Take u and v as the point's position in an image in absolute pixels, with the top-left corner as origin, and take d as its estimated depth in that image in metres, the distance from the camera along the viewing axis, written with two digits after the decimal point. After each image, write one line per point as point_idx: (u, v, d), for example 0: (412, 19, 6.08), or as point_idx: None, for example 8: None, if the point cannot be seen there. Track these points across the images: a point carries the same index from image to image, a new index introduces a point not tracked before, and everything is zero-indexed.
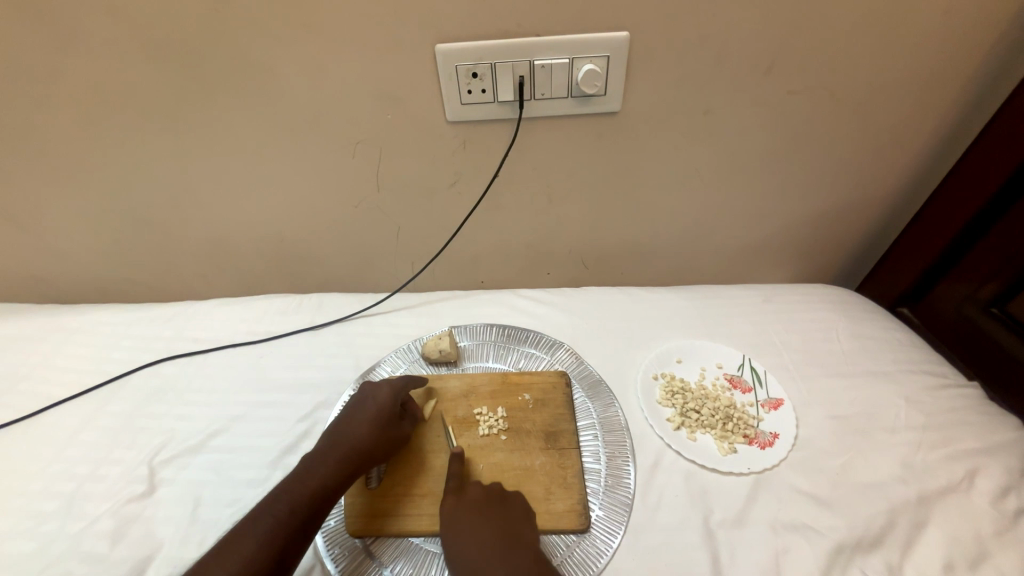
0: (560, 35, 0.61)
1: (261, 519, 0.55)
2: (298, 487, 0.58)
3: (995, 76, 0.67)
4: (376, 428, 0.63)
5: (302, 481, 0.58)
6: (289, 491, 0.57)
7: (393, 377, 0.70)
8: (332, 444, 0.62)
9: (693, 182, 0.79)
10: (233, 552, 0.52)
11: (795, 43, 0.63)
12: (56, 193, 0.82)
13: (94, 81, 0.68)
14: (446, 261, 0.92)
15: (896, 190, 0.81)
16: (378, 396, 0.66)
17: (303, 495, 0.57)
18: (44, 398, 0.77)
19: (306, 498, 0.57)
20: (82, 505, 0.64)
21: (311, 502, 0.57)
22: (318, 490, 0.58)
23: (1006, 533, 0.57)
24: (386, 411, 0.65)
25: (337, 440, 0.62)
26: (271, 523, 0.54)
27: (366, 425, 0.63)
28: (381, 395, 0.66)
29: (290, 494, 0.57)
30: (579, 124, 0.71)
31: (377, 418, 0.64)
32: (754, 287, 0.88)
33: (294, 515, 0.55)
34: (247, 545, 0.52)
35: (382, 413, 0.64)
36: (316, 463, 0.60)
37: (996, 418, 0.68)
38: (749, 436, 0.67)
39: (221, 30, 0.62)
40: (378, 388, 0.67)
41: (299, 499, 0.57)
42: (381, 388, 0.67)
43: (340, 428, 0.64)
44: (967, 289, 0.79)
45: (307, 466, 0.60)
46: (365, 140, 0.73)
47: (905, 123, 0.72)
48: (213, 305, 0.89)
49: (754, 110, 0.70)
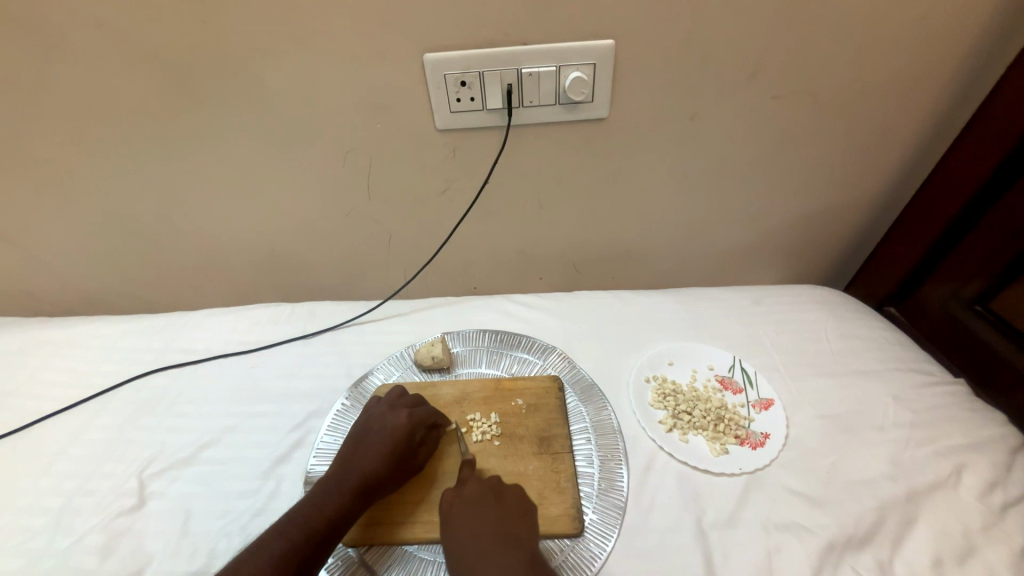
0: (546, 43, 0.62)
1: (275, 542, 0.54)
2: (314, 514, 0.57)
3: (972, 78, 0.68)
4: (392, 456, 0.61)
5: (318, 509, 0.57)
6: (304, 518, 0.56)
7: (410, 403, 0.68)
8: (348, 470, 0.61)
9: (680, 186, 0.80)
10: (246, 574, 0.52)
11: (777, 49, 0.64)
12: (45, 205, 0.82)
13: (83, 94, 0.68)
14: (438, 268, 0.92)
15: (880, 191, 0.82)
16: (395, 423, 0.64)
17: (319, 523, 0.56)
18: (33, 412, 0.76)
19: (321, 524, 0.56)
20: (69, 520, 0.64)
21: (326, 529, 0.56)
22: (333, 517, 0.57)
23: (993, 526, 0.57)
24: (404, 440, 0.63)
25: (353, 466, 0.61)
26: (285, 549, 0.54)
27: (383, 454, 0.61)
28: (399, 422, 0.64)
29: (305, 519, 0.56)
30: (567, 131, 0.72)
31: (395, 446, 0.62)
32: (743, 288, 0.89)
33: (309, 541, 0.55)
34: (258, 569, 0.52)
35: (398, 441, 0.62)
36: (333, 490, 0.59)
37: (982, 414, 0.69)
38: (741, 437, 0.68)
39: (211, 42, 0.63)
40: (396, 413, 0.65)
41: (314, 526, 0.56)
42: (398, 414, 0.65)
43: (357, 455, 0.62)
44: (952, 287, 0.80)
45: (322, 492, 0.59)
46: (355, 149, 0.74)
47: (886, 126, 0.74)
48: (204, 315, 0.89)
49: (739, 115, 0.71)
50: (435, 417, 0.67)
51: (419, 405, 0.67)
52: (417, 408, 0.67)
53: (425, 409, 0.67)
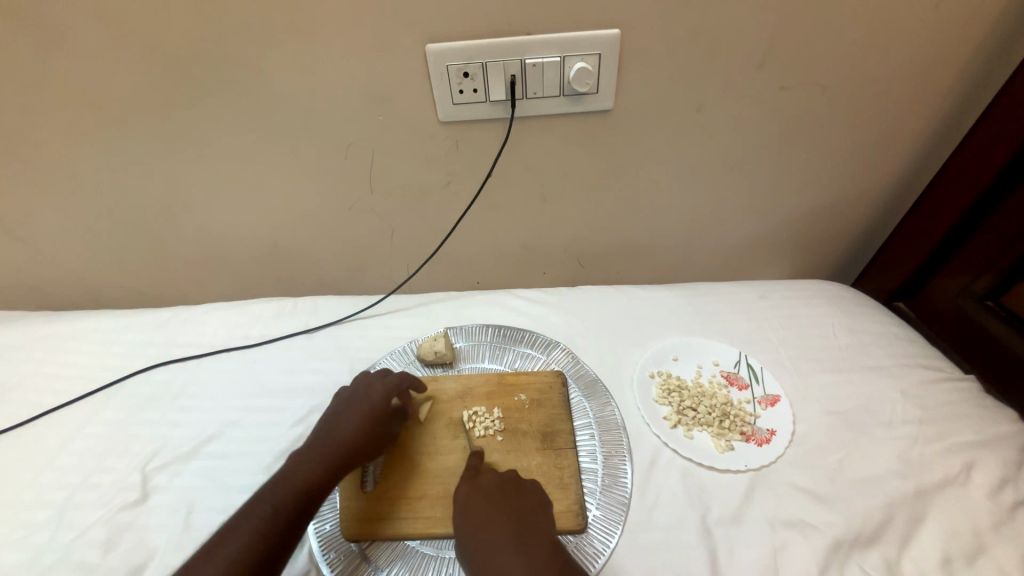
0: (549, 33, 0.61)
1: (248, 514, 0.55)
2: (289, 482, 0.58)
3: (986, 67, 0.67)
4: (367, 422, 0.63)
5: (291, 476, 0.58)
6: (278, 487, 0.57)
7: (385, 372, 0.69)
8: (323, 439, 0.62)
9: (687, 179, 0.79)
10: (223, 548, 0.52)
11: (786, 37, 0.63)
12: (46, 198, 0.82)
13: (81, 85, 0.68)
14: (441, 262, 0.92)
15: (889, 185, 0.81)
16: (370, 394, 0.66)
17: (292, 492, 0.57)
18: (36, 405, 0.77)
19: (294, 494, 0.57)
20: (72, 514, 0.64)
21: (301, 496, 0.57)
22: (306, 483, 0.58)
23: (1004, 525, 0.57)
24: (377, 408, 0.64)
25: (326, 436, 0.62)
26: (258, 519, 0.54)
27: (359, 424, 0.63)
28: (374, 392, 0.66)
29: (279, 490, 0.57)
30: (571, 124, 0.71)
31: (372, 414, 0.63)
32: (750, 283, 0.88)
33: (283, 509, 0.55)
34: (237, 540, 0.52)
35: (372, 408, 0.64)
36: (306, 457, 0.60)
37: (992, 410, 0.68)
38: (746, 433, 0.67)
39: (209, 33, 0.62)
40: (370, 384, 0.67)
41: (288, 493, 0.57)
42: (374, 383, 0.67)
43: (332, 426, 0.63)
44: (962, 281, 0.79)
45: (296, 463, 0.60)
46: (357, 142, 0.73)
47: (897, 117, 0.72)
48: (206, 310, 0.88)
49: (746, 107, 0.70)
50: (410, 386, 0.68)
51: (391, 373, 0.69)
52: (389, 376, 0.68)
53: (398, 377, 0.68)
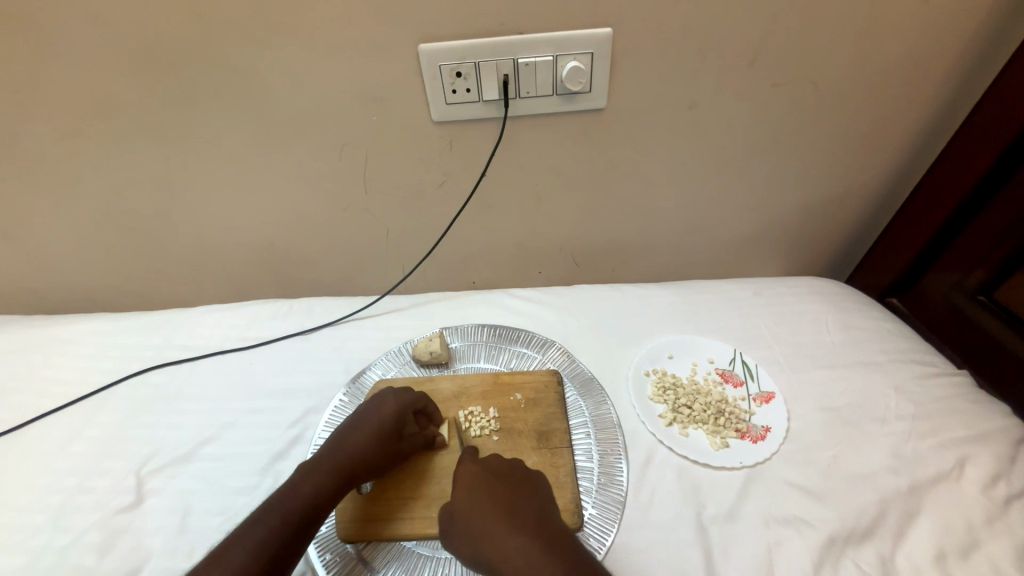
0: (541, 32, 0.61)
1: (252, 530, 0.53)
2: (293, 496, 0.56)
3: (978, 63, 0.67)
4: (378, 440, 0.61)
5: (296, 490, 0.57)
6: (282, 501, 0.56)
7: (401, 388, 0.67)
8: (331, 453, 0.60)
9: (681, 177, 0.79)
10: (223, 564, 0.50)
11: (777, 35, 0.63)
12: (38, 200, 0.81)
13: (72, 87, 0.67)
14: (436, 262, 0.92)
15: (882, 181, 0.81)
16: (384, 411, 0.63)
17: (296, 504, 0.56)
18: (31, 409, 0.76)
19: (300, 507, 0.56)
20: (68, 518, 0.64)
21: (306, 511, 0.56)
22: (312, 498, 0.57)
23: (997, 519, 0.57)
24: (390, 427, 0.62)
25: (334, 448, 0.61)
26: (262, 536, 0.53)
27: (370, 441, 0.61)
28: (387, 408, 0.63)
29: (284, 504, 0.56)
30: (564, 123, 0.71)
31: (383, 431, 0.62)
32: (744, 280, 0.88)
33: (287, 525, 0.54)
34: (238, 556, 0.51)
35: (384, 425, 0.62)
36: (312, 470, 0.59)
37: (985, 405, 0.68)
38: (741, 431, 0.67)
39: (200, 34, 0.62)
40: (384, 399, 0.65)
41: (293, 509, 0.55)
42: (387, 399, 0.65)
43: (341, 440, 0.61)
44: (956, 277, 0.79)
45: (302, 475, 0.58)
46: (350, 143, 0.73)
47: (889, 113, 0.72)
48: (200, 312, 0.88)
49: (739, 105, 0.70)
50: (424, 405, 0.67)
51: (408, 390, 0.66)
52: (406, 393, 0.66)
53: (415, 396, 0.66)
